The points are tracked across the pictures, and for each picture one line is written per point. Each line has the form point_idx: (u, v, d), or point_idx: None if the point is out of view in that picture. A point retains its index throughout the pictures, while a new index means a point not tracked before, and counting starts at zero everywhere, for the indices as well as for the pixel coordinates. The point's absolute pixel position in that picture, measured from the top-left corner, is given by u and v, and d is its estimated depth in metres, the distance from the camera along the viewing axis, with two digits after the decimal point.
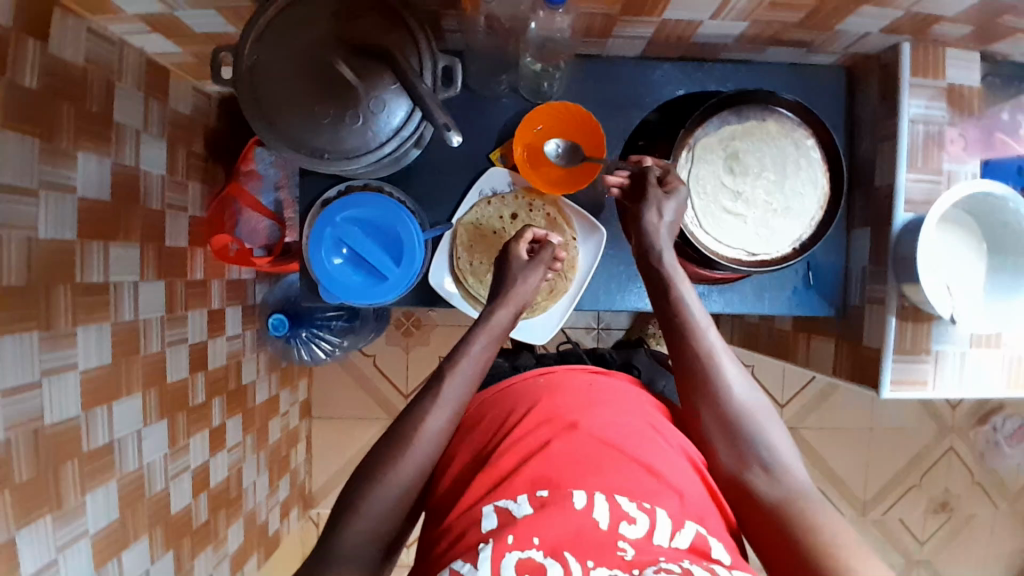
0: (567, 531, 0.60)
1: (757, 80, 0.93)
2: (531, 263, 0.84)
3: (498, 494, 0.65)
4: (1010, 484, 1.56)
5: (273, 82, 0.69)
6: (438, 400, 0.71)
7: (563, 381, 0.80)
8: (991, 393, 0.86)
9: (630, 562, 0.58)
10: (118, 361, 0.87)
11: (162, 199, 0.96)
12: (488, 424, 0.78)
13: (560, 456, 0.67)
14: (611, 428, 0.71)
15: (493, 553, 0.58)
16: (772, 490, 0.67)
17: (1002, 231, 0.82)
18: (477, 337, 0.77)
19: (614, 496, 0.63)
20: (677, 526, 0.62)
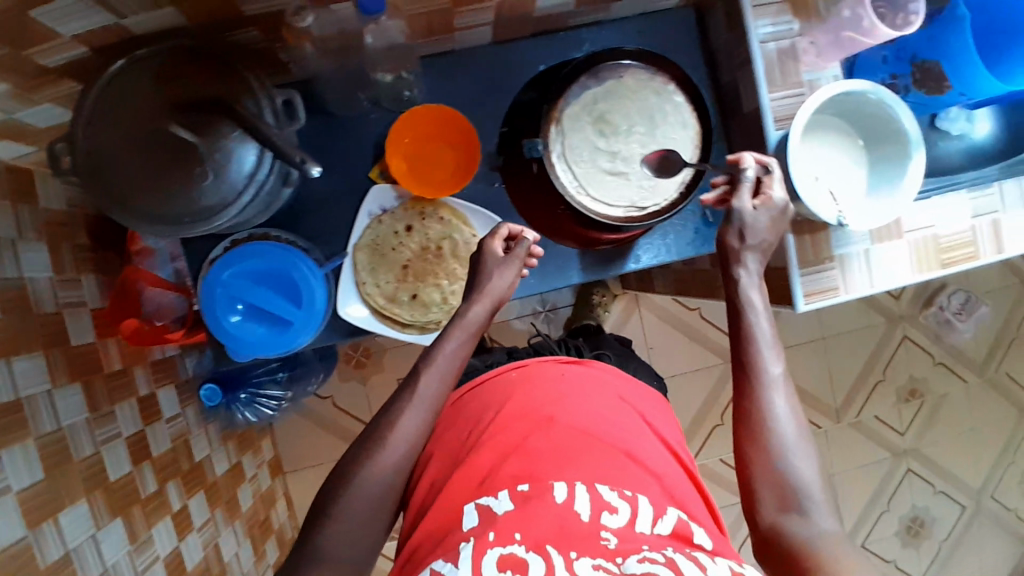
0: (550, 527, 0.64)
1: (611, 37, 0.93)
2: (507, 258, 0.81)
3: (480, 492, 0.71)
4: (970, 355, 1.61)
5: (115, 163, 0.67)
6: (415, 397, 0.74)
7: (537, 373, 0.85)
8: (901, 281, 0.90)
9: (613, 550, 0.62)
10: (52, 474, 0.84)
11: (56, 300, 0.93)
12: (464, 423, 0.83)
13: (539, 454, 0.73)
14: (585, 420, 0.78)
15: (475, 551, 0.62)
16: (799, 532, 0.64)
17: (868, 125, 0.84)
18: (452, 335, 0.77)
19: (594, 486, 0.69)
20: (658, 513, 0.69)
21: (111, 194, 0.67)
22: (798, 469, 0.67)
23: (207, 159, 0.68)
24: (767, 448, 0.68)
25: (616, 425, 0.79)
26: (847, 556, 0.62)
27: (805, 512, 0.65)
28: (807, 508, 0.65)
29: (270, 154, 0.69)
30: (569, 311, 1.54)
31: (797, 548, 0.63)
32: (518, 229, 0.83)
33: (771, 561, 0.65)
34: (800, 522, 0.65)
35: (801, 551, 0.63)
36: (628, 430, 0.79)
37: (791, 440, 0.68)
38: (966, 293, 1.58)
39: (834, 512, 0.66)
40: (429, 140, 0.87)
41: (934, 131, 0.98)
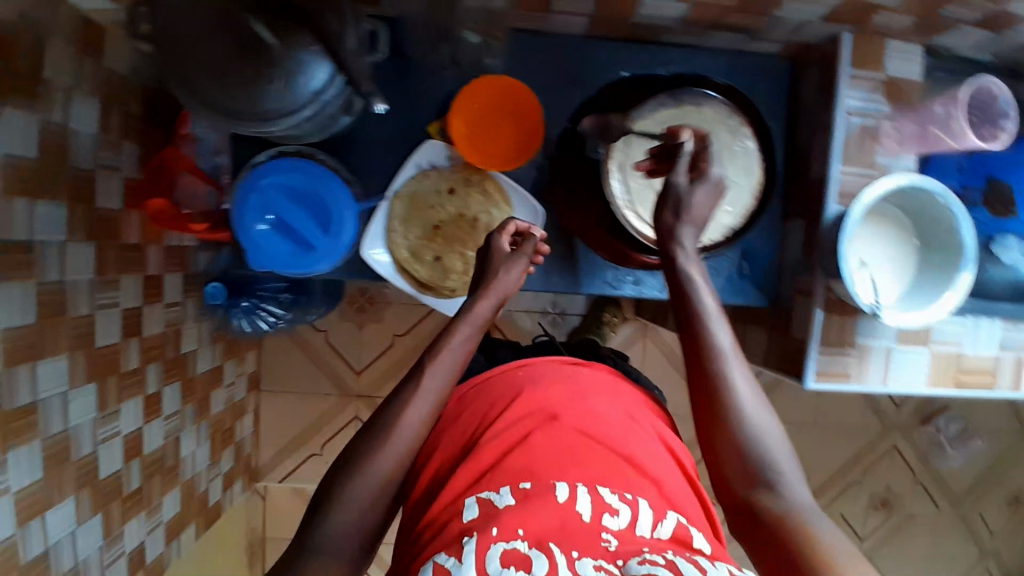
0: (552, 522, 0.62)
1: (701, 65, 0.92)
2: (513, 255, 0.81)
3: (479, 486, 0.67)
4: (951, 484, 1.59)
5: (189, 41, 0.67)
6: (420, 389, 0.72)
7: (540, 371, 0.82)
8: (911, 388, 0.88)
9: (614, 553, 0.61)
10: (43, 321, 0.85)
11: (93, 158, 0.93)
12: (468, 416, 0.79)
13: (539, 450, 0.70)
14: (584, 418, 0.74)
15: (478, 546, 0.59)
16: (774, 506, 0.63)
17: (929, 226, 0.82)
18: (458, 329, 0.76)
19: (595, 488, 0.66)
20: (658, 516, 0.66)
21: (183, 76, 0.68)
22: (769, 449, 0.66)
23: (278, 63, 0.66)
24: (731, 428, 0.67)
25: (623, 429, 0.75)
26: (822, 526, 0.60)
27: (775, 487, 0.64)
28: (778, 483, 0.64)
29: (339, 76, 0.68)
30: (577, 321, 1.54)
31: (776, 520, 0.61)
32: (526, 224, 0.85)
33: (748, 535, 0.63)
34: (771, 495, 0.64)
35: (777, 521, 0.61)
36: (628, 435, 0.74)
37: (756, 418, 0.67)
38: (963, 422, 1.56)
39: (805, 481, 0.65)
40: (500, 112, 0.86)
41: (987, 254, 0.93)
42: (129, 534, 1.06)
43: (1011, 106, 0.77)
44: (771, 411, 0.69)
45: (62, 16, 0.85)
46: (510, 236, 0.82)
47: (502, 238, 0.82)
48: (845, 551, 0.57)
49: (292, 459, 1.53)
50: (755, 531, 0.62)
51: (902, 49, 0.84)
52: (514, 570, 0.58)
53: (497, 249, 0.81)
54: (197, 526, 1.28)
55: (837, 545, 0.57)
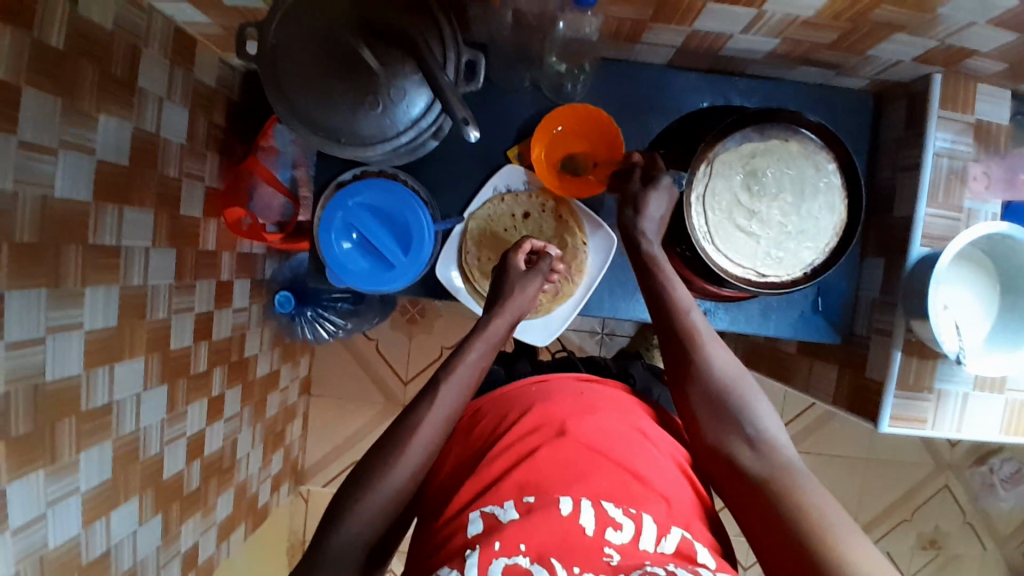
0: (554, 536, 0.62)
1: (783, 99, 0.92)
2: (529, 273, 0.83)
3: (484, 498, 0.67)
4: (1002, 527, 1.55)
5: (297, 63, 0.69)
6: (436, 402, 0.71)
7: (555, 389, 0.82)
8: (986, 434, 0.86)
9: (615, 568, 0.60)
10: (123, 324, 0.88)
11: (179, 166, 0.96)
12: (483, 428, 0.80)
13: (545, 462, 0.69)
14: (596, 434, 0.73)
15: (481, 558, 0.59)
16: (756, 467, 0.66)
17: (1015, 272, 0.81)
18: (473, 344, 0.76)
19: (599, 502, 0.65)
20: (663, 531, 0.65)
21: (290, 99, 0.70)
22: (750, 410, 0.70)
23: (381, 91, 0.69)
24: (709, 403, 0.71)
25: (632, 447, 0.73)
26: (805, 484, 0.63)
27: (755, 445, 0.68)
28: (759, 443, 0.68)
29: (438, 105, 0.70)
30: (626, 341, 1.53)
31: (761, 483, 0.64)
32: (541, 244, 0.87)
33: (737, 496, 0.66)
34: (752, 455, 0.67)
35: (761, 484, 0.64)
36: (639, 448, 0.73)
37: (734, 386, 0.71)
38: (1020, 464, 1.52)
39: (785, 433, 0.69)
40: (580, 137, 0.87)
41: None
42: (185, 533, 1.08)
43: None
44: (758, 396, 0.71)
45: (157, 27, 0.88)
46: (526, 254, 0.84)
47: (518, 255, 0.84)
48: (825, 508, 0.60)
49: (337, 465, 1.55)
50: (767, 526, 0.61)
51: (992, 93, 0.83)
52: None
53: (513, 267, 0.83)
54: (246, 526, 1.30)
55: (820, 500, 0.61)
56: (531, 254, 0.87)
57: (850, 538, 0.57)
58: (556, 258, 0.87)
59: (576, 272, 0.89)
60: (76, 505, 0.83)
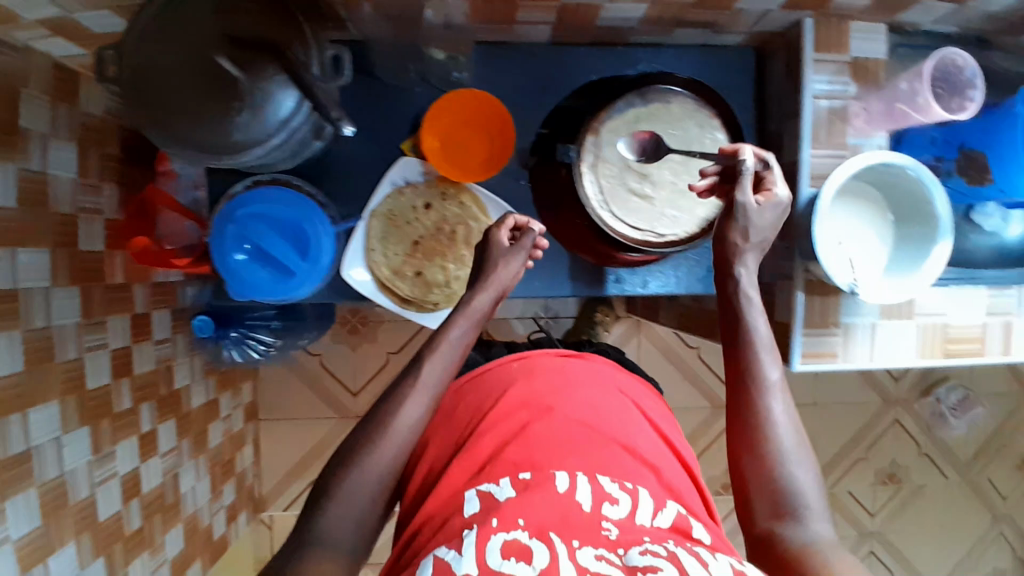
0: (551, 514, 0.63)
1: (666, 63, 0.93)
2: (512, 249, 0.84)
3: (479, 479, 0.69)
4: (957, 453, 1.59)
5: (159, 82, 0.68)
6: (416, 384, 0.74)
7: (538, 365, 0.83)
8: (900, 361, 0.89)
9: (614, 541, 0.61)
10: (32, 369, 0.85)
11: (73, 202, 0.93)
12: (465, 411, 0.81)
13: (541, 441, 0.72)
14: (583, 410, 0.76)
15: (478, 537, 0.60)
16: (794, 537, 0.64)
17: (903, 199, 0.83)
18: (458, 322, 0.79)
19: (595, 478, 0.68)
20: (658, 506, 0.67)
21: (153, 116, 0.68)
22: (795, 477, 0.67)
23: (245, 96, 0.68)
24: (764, 459, 0.68)
25: (617, 419, 0.77)
26: (836, 558, 0.61)
27: (799, 517, 0.65)
28: (800, 517, 0.66)
29: (307, 103, 0.70)
30: (570, 322, 1.52)
31: (795, 552, 0.63)
32: (524, 220, 0.86)
33: (764, 562, 0.65)
34: (792, 526, 0.65)
35: (796, 553, 0.62)
36: (624, 421, 0.78)
37: (790, 448, 0.69)
38: (964, 390, 1.57)
39: (826, 514, 0.66)
40: (468, 123, 0.86)
41: (968, 223, 0.90)
42: (134, 574, 1.05)
43: (977, 76, 0.77)
44: (807, 463, 0.69)
45: (33, 63, 0.85)
46: (508, 231, 0.84)
47: (500, 231, 0.85)
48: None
49: (296, 486, 1.54)
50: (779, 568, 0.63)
51: (867, 30, 0.84)
52: (514, 561, 0.58)
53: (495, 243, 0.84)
54: (204, 560, 1.28)
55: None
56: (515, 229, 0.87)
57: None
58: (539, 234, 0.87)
59: None
60: (9, 554, 0.80)
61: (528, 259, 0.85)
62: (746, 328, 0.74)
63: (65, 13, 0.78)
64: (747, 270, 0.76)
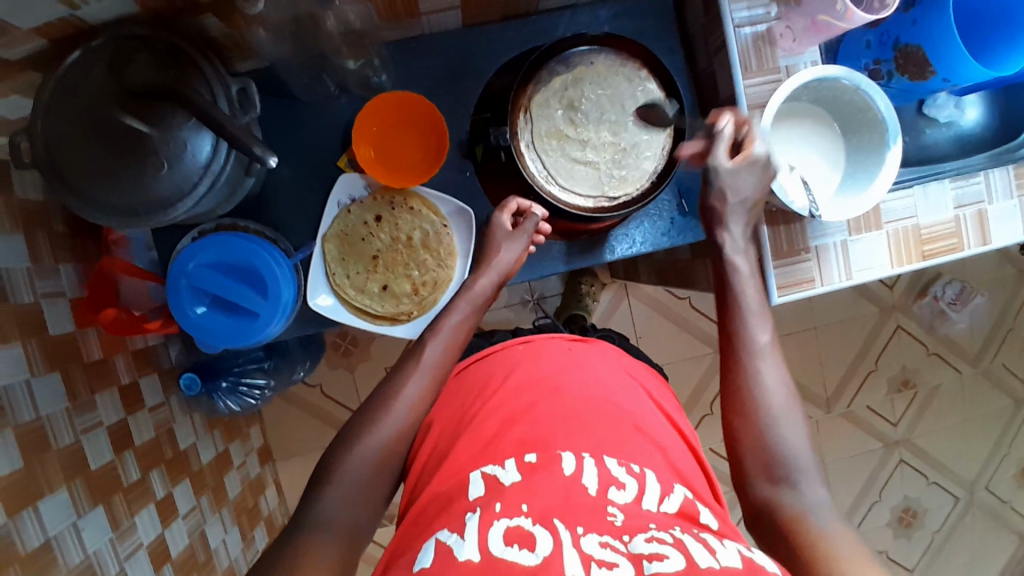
0: (555, 497, 0.62)
1: (581, 23, 0.92)
2: (514, 233, 0.85)
3: (485, 460, 0.68)
4: (964, 346, 1.59)
5: (72, 155, 0.67)
6: (420, 363, 0.76)
7: (544, 348, 0.82)
8: (877, 272, 0.88)
9: (619, 527, 0.59)
10: (32, 463, 0.82)
11: (33, 291, 0.89)
12: (472, 387, 0.79)
13: (545, 421, 0.71)
14: (590, 388, 0.75)
15: (482, 522, 0.58)
16: (791, 506, 0.64)
17: (846, 107, 0.81)
18: (457, 305, 0.81)
19: (602, 461, 0.66)
20: (665, 491, 0.66)
21: (74, 190, 0.68)
22: (793, 446, 0.67)
23: (161, 150, 0.68)
24: (757, 425, 0.68)
25: (624, 394, 0.77)
26: (831, 527, 0.61)
27: (797, 484, 0.65)
28: (797, 480, 0.66)
29: (224, 143, 0.71)
30: (558, 299, 1.49)
31: (793, 519, 0.63)
32: (527, 205, 0.85)
33: (765, 536, 0.65)
34: (791, 497, 0.65)
35: (794, 522, 0.62)
36: (633, 399, 0.77)
37: (784, 417, 0.69)
38: (961, 283, 1.55)
39: (824, 483, 0.66)
40: (398, 125, 0.85)
41: (923, 118, 0.94)
42: None
43: None
44: (800, 429, 0.69)
45: None
46: (510, 214, 0.85)
47: (503, 216, 0.86)
48: (853, 552, 0.58)
49: None
50: (777, 540, 0.63)
51: None
52: (517, 548, 0.55)
53: (497, 227, 0.85)
54: None
55: (850, 550, 0.59)
56: (519, 215, 0.87)
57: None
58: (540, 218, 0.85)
59: (448, 256, 0.89)
60: None
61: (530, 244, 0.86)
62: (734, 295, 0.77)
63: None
64: (732, 240, 0.79)
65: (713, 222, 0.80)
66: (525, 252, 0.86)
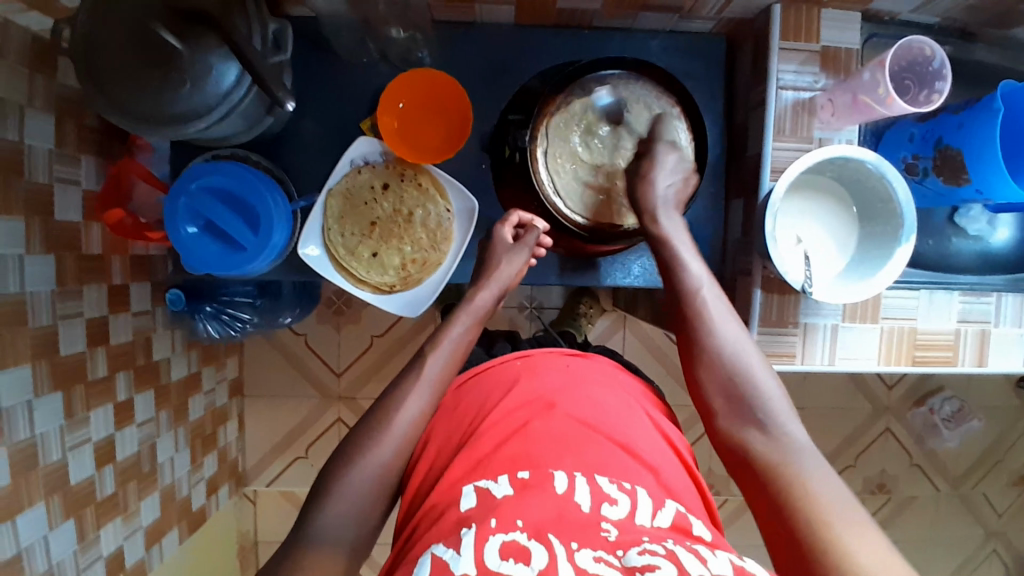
0: (548, 512, 0.60)
1: (632, 49, 0.92)
2: (516, 246, 0.87)
3: (477, 475, 0.66)
4: (949, 467, 1.54)
5: (105, 52, 0.69)
6: (421, 377, 0.77)
7: (541, 364, 0.80)
8: (862, 366, 0.86)
9: (613, 543, 0.58)
10: (3, 333, 0.85)
11: (49, 172, 0.92)
12: (469, 404, 0.77)
13: (538, 438, 0.69)
14: (584, 408, 0.73)
15: (476, 538, 0.57)
16: (765, 452, 0.66)
17: (869, 195, 0.79)
18: (458, 319, 0.82)
19: (594, 477, 0.64)
20: (657, 506, 0.64)
21: (97, 85, 0.69)
22: (761, 392, 0.70)
23: (186, 69, 0.69)
24: (720, 377, 0.72)
25: (621, 418, 0.74)
26: (807, 467, 0.63)
27: (766, 428, 0.68)
28: (766, 423, 0.68)
29: (250, 75, 0.71)
30: (555, 314, 1.49)
31: (771, 465, 0.65)
32: (529, 218, 0.88)
33: (745, 479, 0.67)
34: (762, 441, 0.67)
35: (770, 467, 0.65)
36: (633, 426, 0.74)
37: (749, 368, 0.71)
38: (959, 402, 1.51)
39: (796, 417, 0.68)
40: (427, 102, 0.85)
41: (952, 226, 0.91)
42: (104, 540, 1.04)
43: (944, 66, 0.74)
44: (766, 372, 0.72)
45: (11, 35, 0.83)
46: (512, 228, 0.87)
47: (505, 229, 0.88)
48: (828, 492, 0.61)
49: (278, 462, 1.57)
50: (757, 484, 0.65)
51: (840, 17, 0.82)
52: (512, 562, 0.55)
53: (500, 240, 0.87)
54: (180, 530, 1.28)
55: (825, 488, 0.61)
56: (520, 229, 0.90)
57: (846, 523, 0.57)
58: (543, 231, 0.88)
59: (443, 240, 0.90)
60: None
61: (530, 258, 0.87)
62: (679, 271, 0.78)
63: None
64: (661, 168, 0.81)
65: (656, 239, 0.80)
66: (526, 264, 0.87)
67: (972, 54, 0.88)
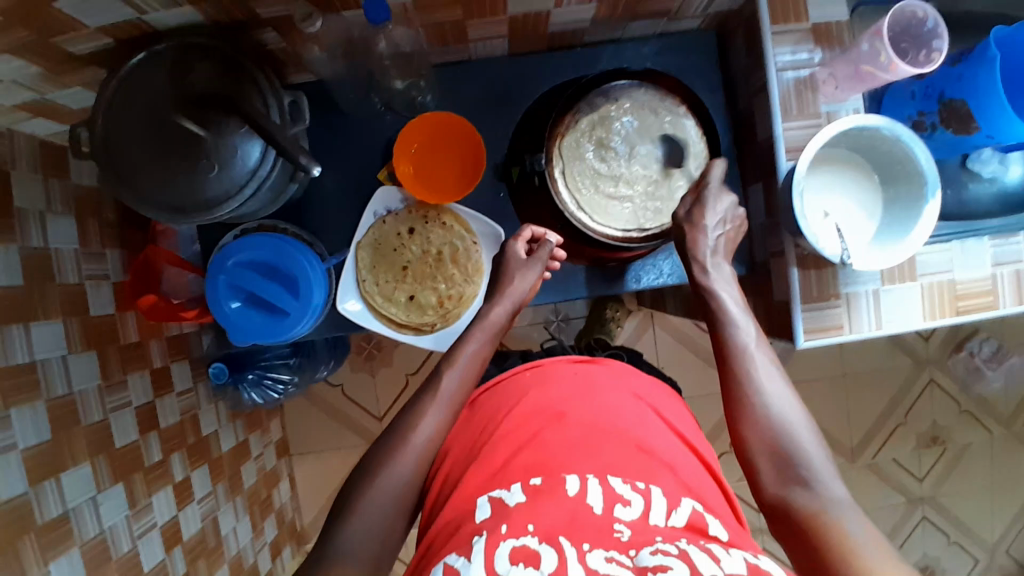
0: (561, 517, 0.61)
1: (625, 57, 0.93)
2: (529, 261, 0.87)
3: (493, 485, 0.67)
4: (999, 406, 1.54)
5: (129, 149, 0.71)
6: (436, 396, 0.77)
7: (552, 373, 0.80)
8: (908, 326, 0.87)
9: (626, 543, 0.59)
10: (60, 436, 0.85)
11: (79, 272, 0.94)
12: (485, 417, 0.78)
13: (555, 447, 0.69)
14: (598, 414, 0.74)
15: (486, 544, 0.58)
16: (806, 503, 0.66)
17: (888, 159, 0.81)
18: (474, 335, 0.83)
19: (606, 478, 0.65)
20: (672, 505, 0.64)
21: (126, 182, 0.71)
22: (803, 450, 0.70)
23: (212, 153, 0.72)
24: (763, 427, 0.72)
25: (634, 419, 0.74)
26: (850, 524, 0.62)
27: (809, 482, 0.67)
28: (808, 477, 0.68)
29: (273, 150, 0.73)
30: (582, 323, 1.49)
31: (809, 517, 0.64)
32: (542, 231, 0.89)
33: (784, 531, 0.67)
34: (803, 493, 0.67)
35: (810, 519, 0.64)
36: (646, 426, 0.74)
37: (792, 422, 0.72)
38: (997, 341, 1.51)
39: (838, 476, 0.68)
40: (439, 142, 0.87)
41: (966, 172, 0.91)
42: None
43: (939, 24, 0.76)
44: (808, 430, 0.72)
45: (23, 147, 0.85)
46: (525, 243, 0.88)
47: (518, 244, 0.88)
48: (873, 547, 0.60)
49: None
50: (797, 538, 0.64)
51: None
52: (522, 567, 0.56)
53: (512, 256, 0.87)
54: None
55: (869, 543, 0.60)
56: (533, 242, 0.90)
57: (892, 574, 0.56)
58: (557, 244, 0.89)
59: (474, 272, 0.91)
60: None
61: (545, 271, 0.88)
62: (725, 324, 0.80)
63: (42, 99, 0.77)
64: (712, 211, 0.83)
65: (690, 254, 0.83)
66: (541, 279, 0.88)
67: (958, 5, 0.89)
